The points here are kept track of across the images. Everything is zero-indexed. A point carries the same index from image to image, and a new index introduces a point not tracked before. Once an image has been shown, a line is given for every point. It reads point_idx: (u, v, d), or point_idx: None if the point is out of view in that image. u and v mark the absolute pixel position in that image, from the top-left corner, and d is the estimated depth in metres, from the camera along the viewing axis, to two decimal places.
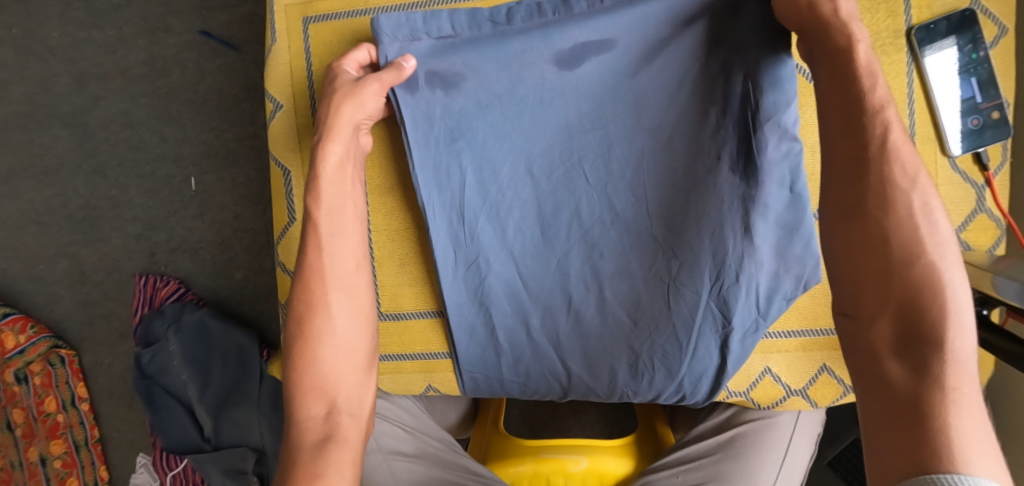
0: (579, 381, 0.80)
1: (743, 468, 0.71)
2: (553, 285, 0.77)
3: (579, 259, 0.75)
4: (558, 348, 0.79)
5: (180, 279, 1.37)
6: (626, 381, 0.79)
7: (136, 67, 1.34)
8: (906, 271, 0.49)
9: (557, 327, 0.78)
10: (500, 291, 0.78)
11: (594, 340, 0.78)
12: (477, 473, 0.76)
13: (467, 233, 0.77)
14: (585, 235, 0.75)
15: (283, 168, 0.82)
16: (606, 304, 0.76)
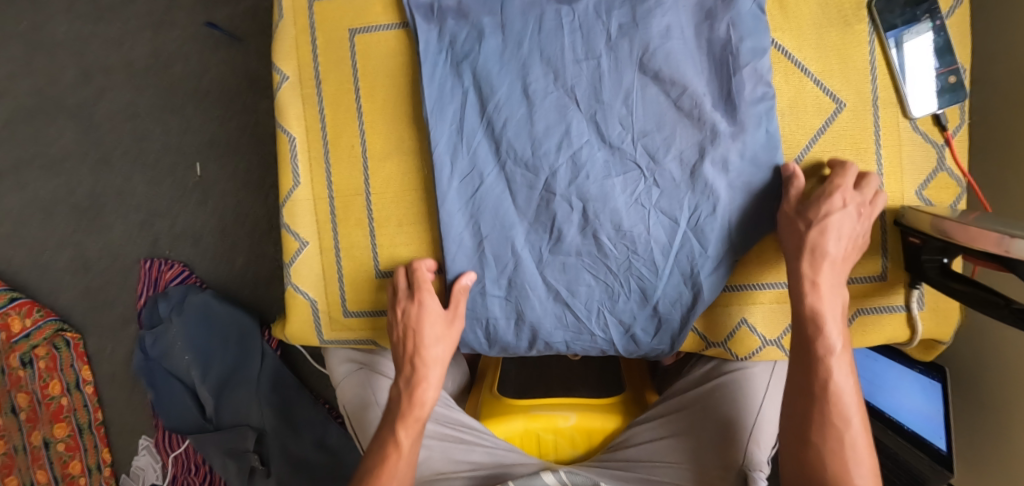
0: (553, 323, 0.73)
1: (720, 418, 0.73)
2: (538, 206, 0.71)
3: (566, 178, 0.69)
4: (540, 278, 0.72)
5: (184, 262, 1.40)
6: (604, 306, 0.72)
7: (141, 59, 1.39)
8: (819, 364, 0.66)
9: (539, 251, 0.72)
10: (487, 209, 0.71)
11: (575, 269, 0.72)
12: (471, 427, 0.81)
13: (465, 149, 0.71)
14: (575, 155, 0.69)
15: (289, 135, 0.76)
16: (591, 228, 0.70)
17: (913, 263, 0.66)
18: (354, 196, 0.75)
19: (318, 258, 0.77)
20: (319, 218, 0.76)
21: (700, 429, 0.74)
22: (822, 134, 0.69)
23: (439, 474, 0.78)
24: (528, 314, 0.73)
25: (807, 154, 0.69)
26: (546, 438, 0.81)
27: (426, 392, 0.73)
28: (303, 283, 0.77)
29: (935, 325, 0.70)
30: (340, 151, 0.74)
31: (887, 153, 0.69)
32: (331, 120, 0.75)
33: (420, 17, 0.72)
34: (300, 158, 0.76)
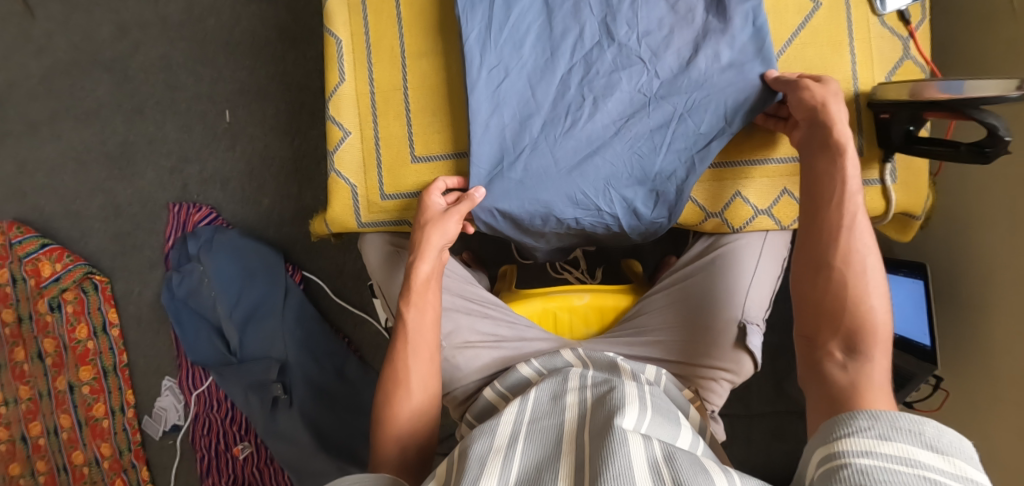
0: (567, 204, 0.81)
1: (722, 285, 0.82)
2: (555, 98, 0.80)
3: (578, 76, 0.80)
4: (555, 161, 0.80)
5: (211, 207, 1.49)
6: (613, 185, 0.80)
7: (175, 15, 1.49)
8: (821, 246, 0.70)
9: (553, 136, 0.80)
10: (510, 99, 0.80)
11: (586, 150, 0.80)
12: (494, 304, 0.89)
13: (493, 44, 0.80)
14: (586, 56, 0.80)
15: (335, 37, 0.85)
16: (600, 116, 0.79)
17: (884, 134, 0.76)
18: (394, 91, 0.84)
19: (360, 147, 0.86)
20: (362, 112, 0.86)
21: (704, 295, 0.82)
22: (802, 30, 0.78)
23: (466, 343, 0.86)
24: (542, 195, 0.81)
25: (789, 48, 0.79)
26: (562, 317, 0.90)
27: (421, 277, 0.79)
28: (346, 170, 0.86)
29: (908, 196, 0.80)
30: (382, 52, 0.84)
31: (859, 46, 0.78)
32: (373, 23, 0.84)
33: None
34: (345, 57, 0.85)
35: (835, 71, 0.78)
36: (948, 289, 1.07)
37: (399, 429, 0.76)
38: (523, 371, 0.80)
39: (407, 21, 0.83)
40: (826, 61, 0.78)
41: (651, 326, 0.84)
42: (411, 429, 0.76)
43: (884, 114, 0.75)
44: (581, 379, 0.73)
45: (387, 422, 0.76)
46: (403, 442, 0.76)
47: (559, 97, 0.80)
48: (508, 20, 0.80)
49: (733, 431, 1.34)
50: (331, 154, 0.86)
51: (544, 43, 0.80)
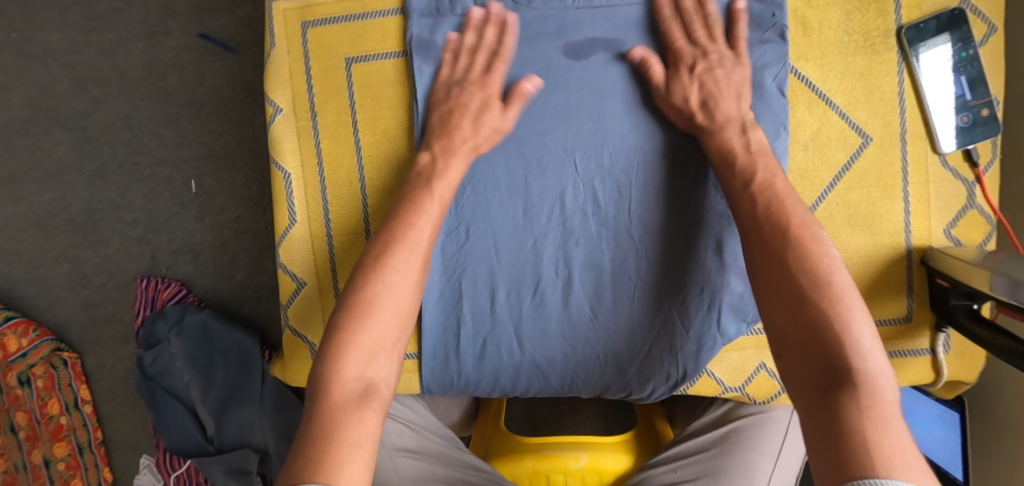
0: (524, 385, 0.72)
1: (740, 462, 0.69)
2: (523, 265, 0.69)
3: (554, 243, 0.68)
4: (517, 334, 0.70)
5: (181, 281, 1.38)
6: (575, 374, 0.70)
7: (135, 70, 1.35)
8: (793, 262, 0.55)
9: (519, 310, 0.69)
10: (471, 265, 0.70)
11: (553, 326, 0.69)
12: (480, 468, 0.75)
13: (455, 203, 0.70)
14: (565, 220, 0.68)
15: (283, 170, 0.72)
16: (572, 293, 0.68)
17: (940, 305, 0.64)
18: (354, 235, 0.72)
19: (317, 298, 0.73)
20: (318, 258, 0.73)
21: (717, 475, 0.69)
22: (845, 171, 0.66)
23: None
24: (501, 379, 0.71)
25: (830, 194, 0.67)
26: (556, 480, 0.77)
27: (453, 171, 0.65)
28: (305, 326, 0.74)
29: (961, 367, 0.68)
30: (339, 186, 0.72)
31: (914, 190, 0.66)
32: (328, 153, 0.72)
33: (421, 61, 0.69)
34: (294, 192, 0.72)
35: (882, 221, 0.66)
36: (983, 413, 0.94)
37: (360, 353, 0.56)
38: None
39: (367, 149, 0.71)
40: (874, 207, 0.66)
41: None
42: (377, 346, 0.57)
43: (942, 281, 0.63)
44: None
45: (348, 340, 0.56)
46: (362, 370, 0.56)
47: (524, 263, 0.69)
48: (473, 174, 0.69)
49: None
50: (288, 305, 0.75)
51: (518, 205, 0.69)
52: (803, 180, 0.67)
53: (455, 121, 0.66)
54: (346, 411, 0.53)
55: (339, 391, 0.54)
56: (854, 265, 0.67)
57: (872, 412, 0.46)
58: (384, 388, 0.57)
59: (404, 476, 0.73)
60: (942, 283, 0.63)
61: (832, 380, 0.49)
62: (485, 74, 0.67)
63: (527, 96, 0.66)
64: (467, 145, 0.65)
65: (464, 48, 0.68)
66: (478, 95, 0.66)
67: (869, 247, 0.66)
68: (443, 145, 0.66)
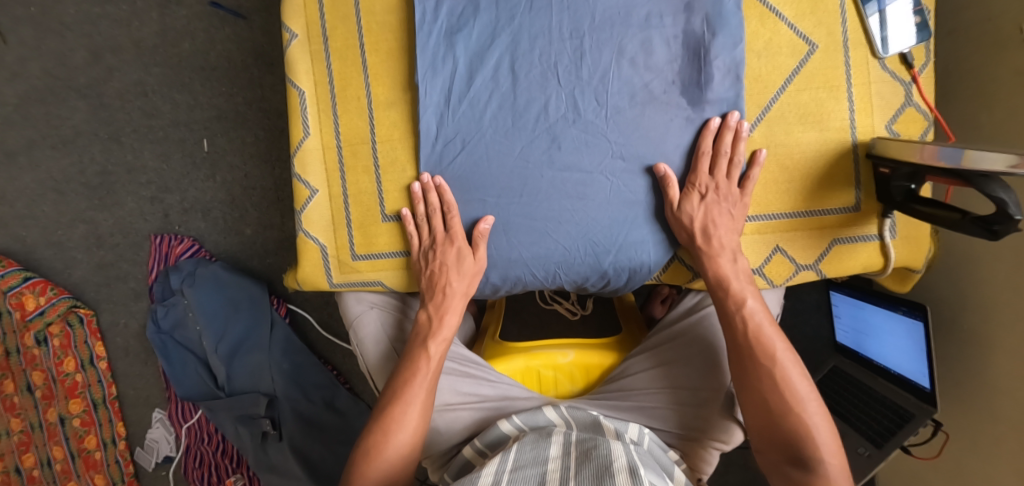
0: (513, 281, 0.80)
1: (710, 345, 0.77)
2: (513, 170, 0.76)
3: (540, 149, 0.75)
4: (507, 232, 0.77)
5: (194, 238, 1.45)
6: (559, 268, 0.77)
7: (149, 39, 1.43)
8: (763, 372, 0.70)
9: (508, 211, 0.77)
10: (466, 169, 0.77)
11: (539, 224, 0.76)
12: (476, 362, 0.84)
13: (451, 116, 0.77)
14: (550, 127, 0.75)
15: (298, 89, 0.81)
16: (556, 193, 0.75)
17: (883, 191, 0.72)
18: (362, 146, 0.80)
19: (328, 205, 0.82)
20: (329, 168, 0.81)
21: (688, 355, 0.78)
22: (795, 75, 0.74)
23: (447, 405, 0.81)
24: (490, 277, 0.79)
25: (782, 96, 0.74)
26: (547, 375, 0.85)
27: (447, 327, 0.79)
28: (315, 229, 0.83)
29: (907, 251, 0.76)
30: (348, 102, 0.80)
31: (857, 91, 0.74)
32: (337, 72, 0.80)
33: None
34: (308, 108, 0.81)
35: (831, 119, 0.73)
36: (942, 322, 1.03)
37: (379, 479, 0.72)
38: (505, 428, 0.75)
39: (372, 67, 0.79)
40: (823, 107, 0.74)
41: (631, 390, 0.79)
42: (391, 469, 0.73)
43: (884, 169, 0.71)
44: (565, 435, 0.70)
45: (368, 464, 0.73)
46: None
47: (513, 166, 0.76)
48: (468, 91, 0.77)
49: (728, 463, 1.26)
50: (300, 212, 0.83)
51: (507, 114, 0.76)
52: (756, 83, 0.74)
53: (443, 278, 0.78)
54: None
55: None
56: (806, 159, 0.74)
57: None
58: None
59: None
60: (884, 170, 0.71)
61: (797, 465, 0.67)
62: (448, 232, 0.77)
63: (487, 234, 0.77)
64: (452, 306, 0.78)
65: (420, 219, 0.78)
66: (451, 254, 0.77)
67: (819, 143, 0.74)
68: (434, 307, 0.79)
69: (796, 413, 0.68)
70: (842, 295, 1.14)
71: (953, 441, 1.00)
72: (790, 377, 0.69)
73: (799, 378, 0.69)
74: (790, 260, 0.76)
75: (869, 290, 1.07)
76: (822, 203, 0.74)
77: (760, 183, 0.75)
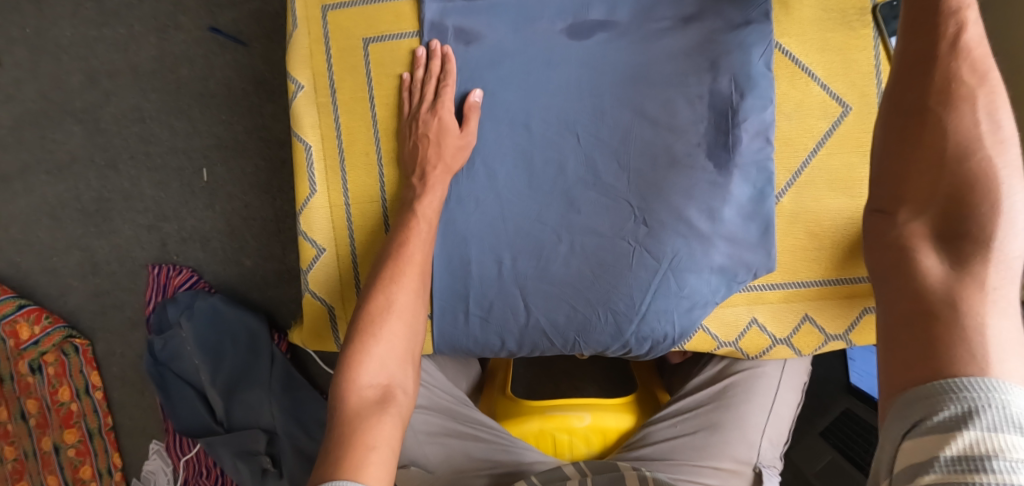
0: (530, 347, 0.76)
1: (734, 416, 0.75)
2: (529, 231, 0.73)
3: (557, 212, 0.72)
4: (522, 295, 0.73)
5: (192, 268, 1.42)
6: (577, 334, 0.74)
7: (146, 63, 1.39)
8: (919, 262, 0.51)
9: (524, 274, 0.73)
10: (478, 231, 0.74)
11: (556, 290, 0.73)
12: (488, 425, 0.81)
13: (465, 176, 0.74)
14: (567, 189, 0.72)
15: (304, 142, 0.77)
16: (574, 257, 0.72)
17: None
18: (372, 204, 0.77)
19: (335, 264, 0.78)
20: (337, 226, 0.77)
21: (715, 427, 0.74)
22: (827, 138, 0.71)
23: (460, 474, 0.78)
24: (506, 342, 0.75)
25: (813, 159, 0.71)
26: (562, 438, 0.82)
27: (432, 195, 0.72)
28: (321, 288, 0.78)
29: None
30: (357, 158, 0.76)
31: None
32: (346, 127, 0.76)
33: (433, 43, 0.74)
34: (315, 163, 0.77)
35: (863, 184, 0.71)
36: None
37: (372, 365, 0.63)
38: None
39: (383, 124, 0.76)
40: (854, 172, 0.71)
41: None
42: (389, 361, 0.64)
43: None
44: None
45: (364, 353, 0.63)
46: (377, 377, 0.63)
47: (529, 225, 0.73)
48: (481, 149, 0.74)
49: None
50: (306, 271, 0.78)
51: (523, 176, 0.73)
52: (786, 147, 0.71)
53: (425, 150, 0.72)
54: (366, 414, 0.60)
55: (356, 397, 0.61)
56: (838, 226, 0.71)
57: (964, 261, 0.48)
58: (401, 395, 0.64)
59: (418, 431, 0.79)
60: None
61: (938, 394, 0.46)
62: (436, 101, 0.72)
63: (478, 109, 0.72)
64: (440, 169, 0.71)
65: (416, 84, 0.74)
66: (435, 123, 0.71)
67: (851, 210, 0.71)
68: (421, 173, 0.72)
69: (991, 228, 0.48)
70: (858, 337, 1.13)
71: None
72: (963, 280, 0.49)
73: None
74: (818, 330, 0.74)
75: None
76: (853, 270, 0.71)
77: (788, 250, 0.72)
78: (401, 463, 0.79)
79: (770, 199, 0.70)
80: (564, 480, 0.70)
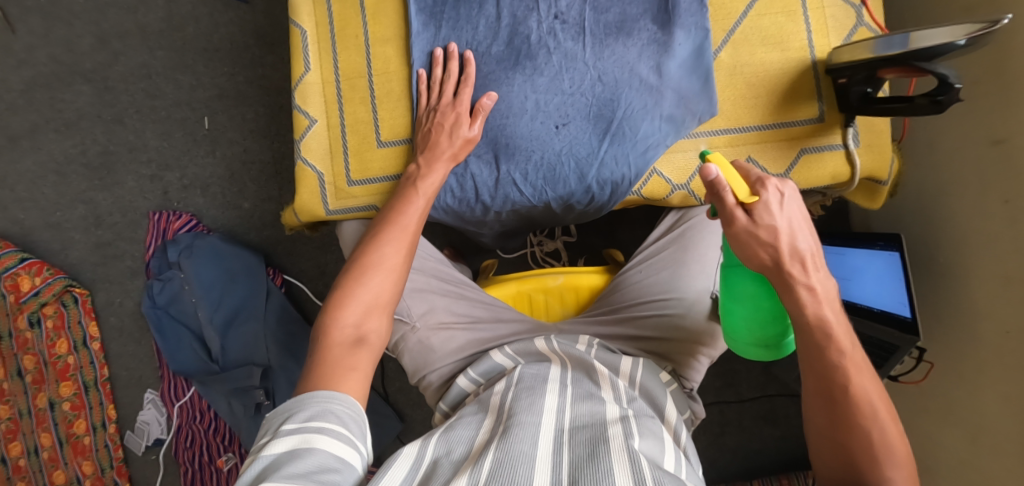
0: (502, 199, 0.83)
1: (693, 253, 0.86)
2: (497, 92, 0.81)
3: (522, 74, 0.81)
4: (493, 148, 0.82)
5: (192, 214, 1.49)
6: (544, 184, 0.81)
7: (154, 24, 1.50)
8: (855, 424, 0.63)
9: (493, 129, 0.81)
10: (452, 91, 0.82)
11: (519, 141, 0.81)
12: (470, 283, 0.88)
13: (440, 43, 0.83)
14: (530, 53, 0.81)
15: (301, 28, 0.87)
16: (538, 112, 0.80)
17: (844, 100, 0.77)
18: (359, 78, 0.85)
19: (326, 134, 0.87)
20: (328, 100, 0.87)
21: (676, 265, 0.86)
22: (756, 2, 0.79)
23: (441, 325, 0.83)
24: (480, 195, 0.83)
25: (745, 20, 0.80)
26: (538, 298, 0.89)
27: (431, 179, 0.79)
28: (312, 156, 0.87)
29: (872, 159, 0.80)
30: (346, 40, 0.85)
31: (813, 15, 0.79)
32: (336, 9, 0.86)
33: None
34: (310, 44, 0.87)
35: (790, 40, 0.79)
36: (920, 259, 1.07)
37: (355, 307, 0.69)
38: (495, 359, 0.77)
39: (370, 7, 0.85)
40: (782, 29, 0.79)
41: (623, 303, 0.84)
42: (371, 304, 0.70)
43: (842, 79, 0.76)
44: (561, 394, 0.67)
45: (347, 298, 0.69)
46: (359, 321, 0.69)
47: (493, 79, 0.81)
48: (454, 20, 0.82)
49: (724, 420, 1.31)
50: (299, 142, 0.87)
51: (491, 42, 0.82)
52: (720, 10, 0.80)
53: (438, 123, 0.80)
54: (340, 349, 0.66)
55: (336, 333, 0.67)
56: (771, 77, 0.79)
57: (878, 449, 0.62)
58: (374, 338, 0.69)
59: (402, 285, 0.85)
60: (842, 80, 0.75)
61: None
62: (454, 97, 0.80)
63: (488, 109, 0.79)
64: (447, 155, 0.79)
65: (434, 80, 0.82)
66: (452, 115, 0.79)
67: (783, 62, 0.79)
68: (427, 155, 0.79)
69: (886, 466, 0.62)
70: (825, 247, 1.20)
71: (939, 371, 1.04)
72: (892, 466, 0.62)
73: (890, 420, 0.63)
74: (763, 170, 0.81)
75: (848, 236, 1.13)
76: (789, 115, 0.79)
77: (730, 99, 0.80)
78: None
79: (709, 52, 0.78)
80: (545, 359, 0.75)
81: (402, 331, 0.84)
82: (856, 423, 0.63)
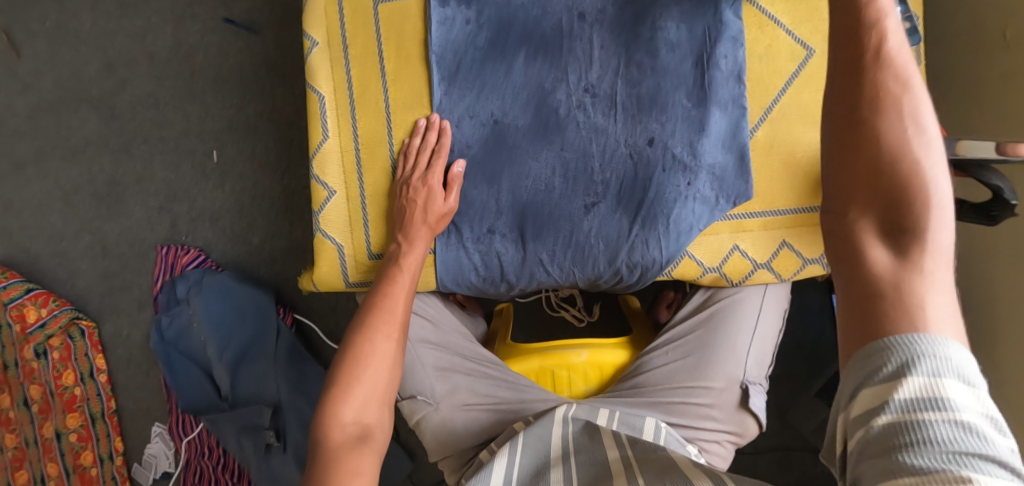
0: (528, 277, 0.81)
1: (723, 338, 0.83)
2: (524, 168, 0.78)
3: (549, 149, 0.78)
4: (519, 226, 0.79)
5: (200, 248, 1.47)
6: (572, 264, 0.79)
7: (162, 52, 1.47)
8: (903, 182, 0.51)
9: (518, 204, 0.79)
10: (479, 168, 0.79)
11: (545, 219, 0.78)
12: (494, 362, 0.86)
13: (469, 115, 0.80)
14: (559, 127, 0.78)
15: (318, 93, 0.83)
16: (566, 190, 0.78)
17: None
18: (380, 148, 0.82)
19: (346, 205, 0.84)
20: (347, 169, 0.83)
21: (703, 351, 0.84)
22: (796, 77, 0.78)
23: (465, 406, 0.83)
24: (507, 273, 0.81)
25: (785, 95, 0.78)
26: (560, 374, 0.87)
27: (413, 255, 0.77)
28: (331, 228, 0.84)
29: None
30: (367, 107, 0.82)
31: None
32: (356, 75, 0.82)
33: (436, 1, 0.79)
34: (328, 112, 0.83)
35: None
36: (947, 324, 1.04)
37: (354, 403, 0.68)
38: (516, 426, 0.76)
39: (392, 75, 0.81)
40: None
41: (649, 388, 0.82)
42: (368, 397, 0.69)
43: None
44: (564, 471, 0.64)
45: (346, 394, 0.68)
46: (358, 417, 0.68)
47: (518, 155, 0.78)
48: (481, 91, 0.79)
49: (740, 469, 1.29)
50: (317, 213, 0.84)
51: (519, 115, 0.79)
52: (757, 85, 0.78)
53: (414, 196, 0.77)
54: (345, 451, 0.65)
55: (337, 434, 0.66)
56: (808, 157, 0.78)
57: (917, 232, 0.49)
58: (378, 433, 0.69)
59: (425, 363, 0.84)
60: None
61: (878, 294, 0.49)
62: (427, 171, 0.77)
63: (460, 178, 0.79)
64: (423, 231, 0.77)
65: (413, 149, 0.80)
66: (424, 191, 0.77)
67: None
68: (404, 232, 0.78)
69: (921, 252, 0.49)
70: None
71: None
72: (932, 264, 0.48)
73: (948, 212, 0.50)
74: (797, 254, 0.80)
75: None
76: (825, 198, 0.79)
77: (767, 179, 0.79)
78: (407, 394, 0.83)
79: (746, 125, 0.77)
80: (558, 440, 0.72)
81: (424, 411, 0.82)
82: (902, 183, 0.51)
